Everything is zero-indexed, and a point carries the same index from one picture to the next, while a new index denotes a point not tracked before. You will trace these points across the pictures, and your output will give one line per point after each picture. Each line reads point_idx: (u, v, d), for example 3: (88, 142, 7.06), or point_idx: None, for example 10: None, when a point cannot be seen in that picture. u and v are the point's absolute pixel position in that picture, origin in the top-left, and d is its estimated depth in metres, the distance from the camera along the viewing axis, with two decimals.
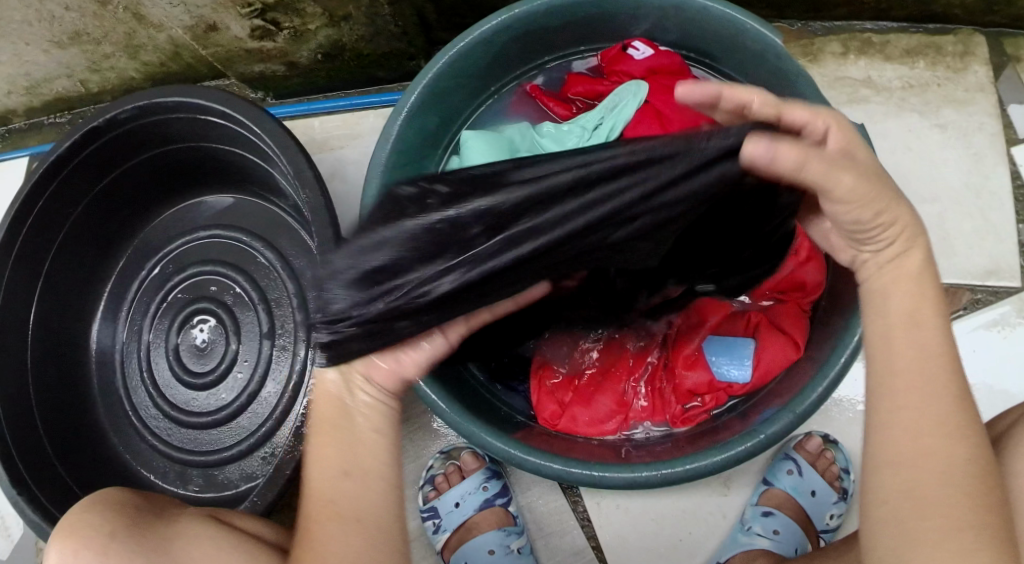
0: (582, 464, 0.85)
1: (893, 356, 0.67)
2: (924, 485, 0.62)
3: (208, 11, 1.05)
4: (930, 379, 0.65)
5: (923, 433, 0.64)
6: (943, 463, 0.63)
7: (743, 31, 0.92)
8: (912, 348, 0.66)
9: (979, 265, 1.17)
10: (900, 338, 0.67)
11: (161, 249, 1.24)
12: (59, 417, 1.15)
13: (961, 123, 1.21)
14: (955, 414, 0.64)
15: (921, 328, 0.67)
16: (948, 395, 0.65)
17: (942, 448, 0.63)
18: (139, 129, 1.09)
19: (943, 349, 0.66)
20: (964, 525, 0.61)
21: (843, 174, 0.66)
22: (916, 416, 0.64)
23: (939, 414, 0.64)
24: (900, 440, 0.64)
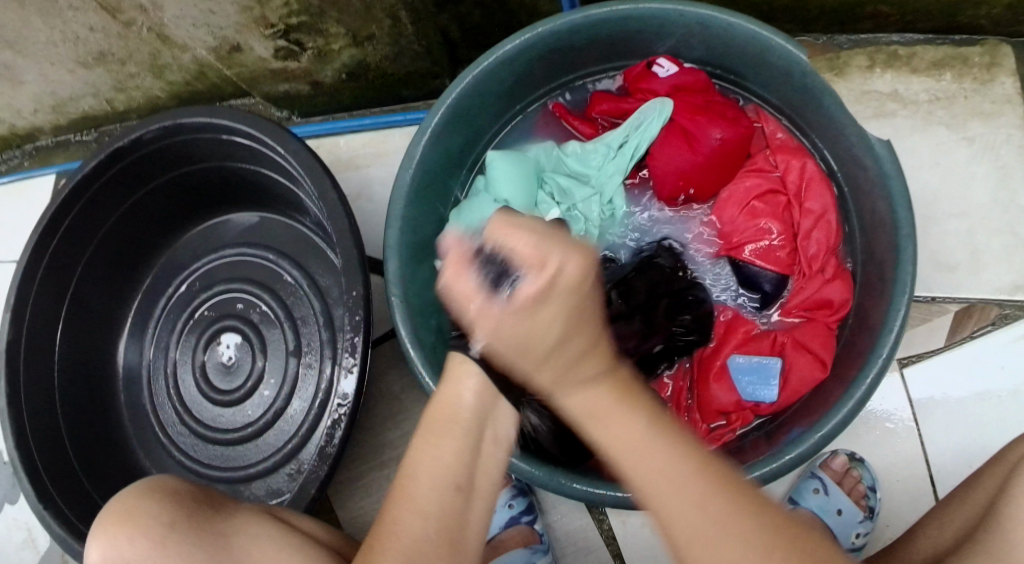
0: (609, 486, 0.85)
1: (560, 382, 0.65)
2: (654, 461, 0.64)
3: (231, 32, 1.06)
4: (571, 354, 0.64)
5: (680, 489, 0.63)
6: (755, 548, 0.62)
7: (768, 48, 0.91)
8: (602, 427, 0.65)
9: (1007, 280, 1.15)
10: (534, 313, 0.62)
11: (188, 268, 1.25)
12: (87, 432, 1.16)
13: (988, 136, 1.19)
14: (684, 465, 0.64)
15: (594, 403, 0.65)
16: (671, 461, 0.64)
17: (625, 423, 0.65)
18: (165, 148, 1.10)
19: (559, 331, 0.62)
20: (704, 501, 0.63)
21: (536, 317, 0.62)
22: (661, 460, 0.64)
23: (685, 480, 0.63)
24: (612, 429, 0.65)
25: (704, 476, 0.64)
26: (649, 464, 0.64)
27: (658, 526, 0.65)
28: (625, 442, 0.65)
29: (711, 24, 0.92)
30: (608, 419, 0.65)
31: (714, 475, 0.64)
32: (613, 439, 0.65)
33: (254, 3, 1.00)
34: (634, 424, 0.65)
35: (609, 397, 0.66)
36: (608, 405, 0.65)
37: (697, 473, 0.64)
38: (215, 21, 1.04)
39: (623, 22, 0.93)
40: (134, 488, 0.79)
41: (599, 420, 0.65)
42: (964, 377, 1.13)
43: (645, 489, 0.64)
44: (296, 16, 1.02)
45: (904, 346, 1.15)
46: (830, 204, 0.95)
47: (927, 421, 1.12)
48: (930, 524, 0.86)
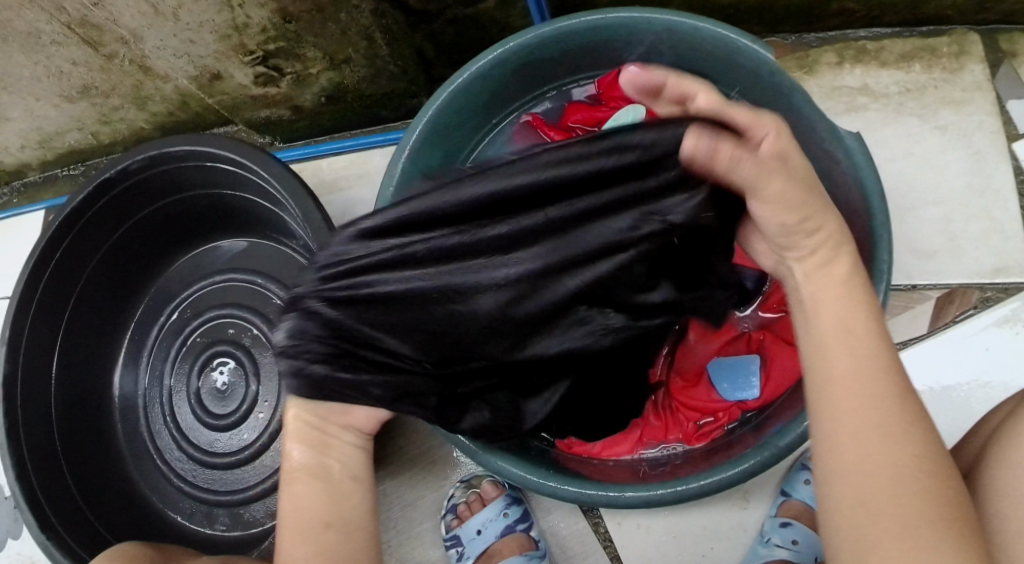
0: (598, 486, 0.86)
1: (831, 327, 0.66)
2: (889, 444, 0.62)
3: (211, 60, 1.08)
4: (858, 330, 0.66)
5: (870, 420, 0.62)
6: (910, 502, 0.60)
7: (736, 49, 0.93)
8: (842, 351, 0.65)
9: (987, 264, 1.17)
10: (828, 307, 0.67)
11: (178, 295, 1.26)
12: (87, 461, 1.17)
13: (960, 124, 1.21)
14: (904, 420, 0.63)
15: (850, 306, 0.67)
16: (900, 402, 0.63)
17: (888, 421, 0.62)
18: (151, 178, 1.12)
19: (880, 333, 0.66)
20: (922, 516, 0.59)
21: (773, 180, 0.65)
22: (887, 433, 0.62)
23: (897, 416, 0.63)
24: (856, 387, 0.64)
25: (912, 426, 0.63)
26: (880, 445, 0.62)
27: (819, 433, 0.65)
28: (848, 383, 0.64)
29: (678, 29, 0.94)
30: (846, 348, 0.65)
31: (915, 444, 0.62)
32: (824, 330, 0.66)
33: (232, 31, 1.02)
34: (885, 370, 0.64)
35: (871, 329, 0.66)
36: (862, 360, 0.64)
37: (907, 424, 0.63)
38: (195, 50, 1.06)
39: (594, 33, 0.95)
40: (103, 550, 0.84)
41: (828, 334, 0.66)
42: (949, 362, 1.15)
43: (841, 411, 0.64)
44: (273, 43, 1.04)
45: (888, 335, 1.17)
46: None
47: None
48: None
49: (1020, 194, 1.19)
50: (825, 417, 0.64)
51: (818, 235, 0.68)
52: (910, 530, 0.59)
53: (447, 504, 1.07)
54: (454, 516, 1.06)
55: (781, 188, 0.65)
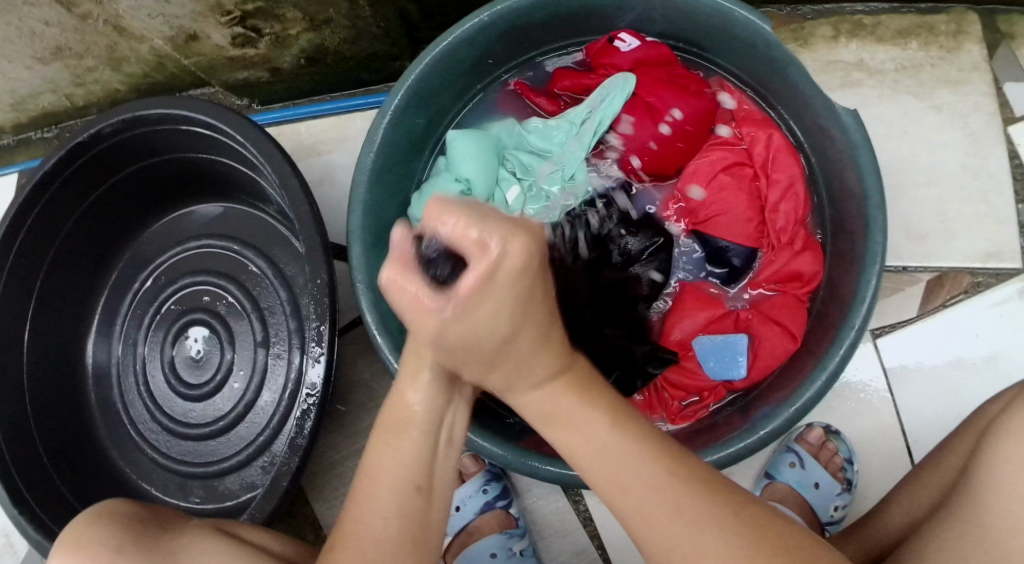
0: (580, 466, 0.83)
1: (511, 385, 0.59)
2: (625, 479, 0.58)
3: (188, 21, 1.04)
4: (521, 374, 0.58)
5: (619, 489, 0.58)
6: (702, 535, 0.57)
7: (731, 20, 0.90)
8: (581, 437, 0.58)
9: (980, 248, 1.15)
10: (513, 366, 0.59)
11: (153, 262, 1.23)
12: (58, 433, 1.13)
13: (956, 104, 1.19)
14: (657, 467, 0.58)
15: (539, 381, 0.58)
16: (626, 434, 0.58)
17: (616, 444, 0.58)
18: (124, 142, 1.08)
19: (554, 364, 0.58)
20: (702, 526, 0.57)
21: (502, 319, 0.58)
22: (616, 454, 0.58)
23: (622, 439, 0.58)
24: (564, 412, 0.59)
25: (647, 444, 0.58)
26: (618, 485, 0.58)
27: (621, 517, 0.59)
28: (600, 448, 0.58)
29: None
30: (565, 403, 0.58)
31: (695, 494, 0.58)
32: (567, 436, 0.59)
33: None
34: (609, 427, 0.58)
35: (571, 380, 0.59)
36: (595, 422, 0.58)
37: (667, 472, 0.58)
38: (172, 9, 1.02)
39: None
40: (82, 515, 0.76)
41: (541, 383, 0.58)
42: (939, 345, 1.13)
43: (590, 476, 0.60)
44: (252, 2, 1.00)
45: (877, 316, 1.14)
46: (797, 176, 0.94)
47: (902, 392, 1.11)
48: (905, 491, 0.86)
49: (1014, 178, 1.17)
50: (594, 480, 0.60)
51: (543, 374, 0.57)
52: (672, 534, 0.57)
53: None
54: None
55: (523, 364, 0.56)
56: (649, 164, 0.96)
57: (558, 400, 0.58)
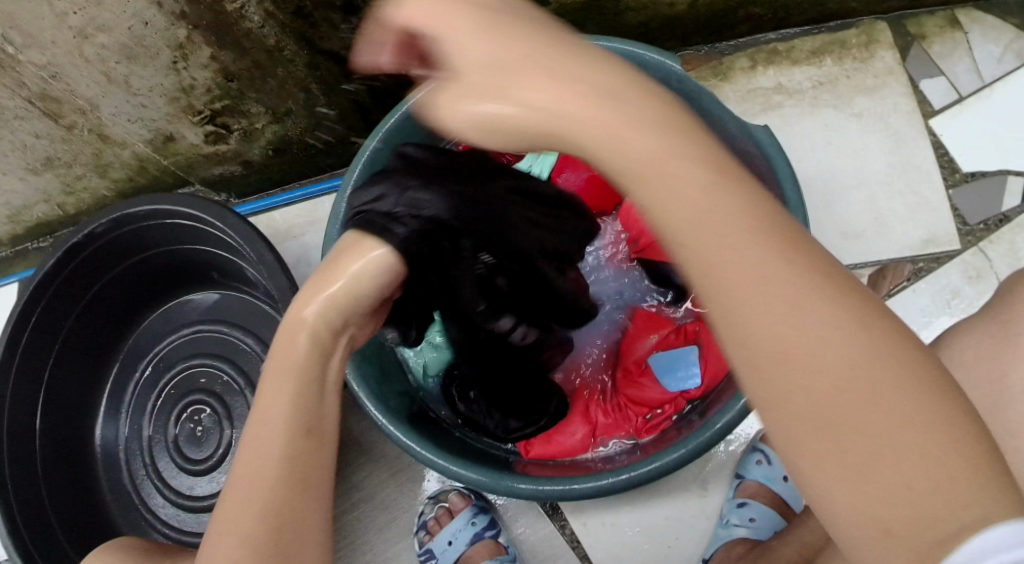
0: (552, 481, 0.90)
1: (660, 190, 0.55)
2: (835, 372, 0.52)
3: (163, 123, 1.14)
4: (727, 220, 0.54)
5: (735, 298, 0.54)
6: (818, 325, 0.53)
7: (644, 64, 1.01)
8: (726, 262, 0.54)
9: (915, 237, 1.24)
10: (694, 190, 0.55)
11: (151, 350, 1.31)
12: (77, 516, 1.20)
13: (875, 109, 1.29)
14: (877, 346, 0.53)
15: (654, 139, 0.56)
16: (794, 261, 0.54)
17: (823, 319, 0.53)
18: (114, 240, 1.16)
19: (719, 207, 0.54)
20: (935, 428, 0.52)
21: (628, 137, 0.56)
22: (788, 295, 0.53)
23: (803, 275, 0.54)
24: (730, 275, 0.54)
25: (833, 302, 0.53)
26: (814, 369, 0.53)
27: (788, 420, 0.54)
28: (704, 203, 0.54)
29: None
30: (697, 195, 0.54)
31: (794, 277, 0.54)
32: (698, 237, 0.54)
33: (180, 93, 1.07)
34: (753, 230, 0.54)
35: (684, 170, 0.55)
36: (693, 172, 0.55)
37: (777, 227, 0.55)
38: (147, 114, 1.11)
39: None
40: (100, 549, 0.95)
41: (662, 163, 0.55)
42: None
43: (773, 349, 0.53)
44: (219, 101, 1.10)
45: None
46: None
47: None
48: None
49: (939, 168, 1.27)
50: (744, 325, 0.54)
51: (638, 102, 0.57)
52: (896, 457, 0.51)
53: (418, 521, 1.13)
54: (425, 532, 1.11)
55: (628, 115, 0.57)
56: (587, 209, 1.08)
57: (713, 193, 0.55)
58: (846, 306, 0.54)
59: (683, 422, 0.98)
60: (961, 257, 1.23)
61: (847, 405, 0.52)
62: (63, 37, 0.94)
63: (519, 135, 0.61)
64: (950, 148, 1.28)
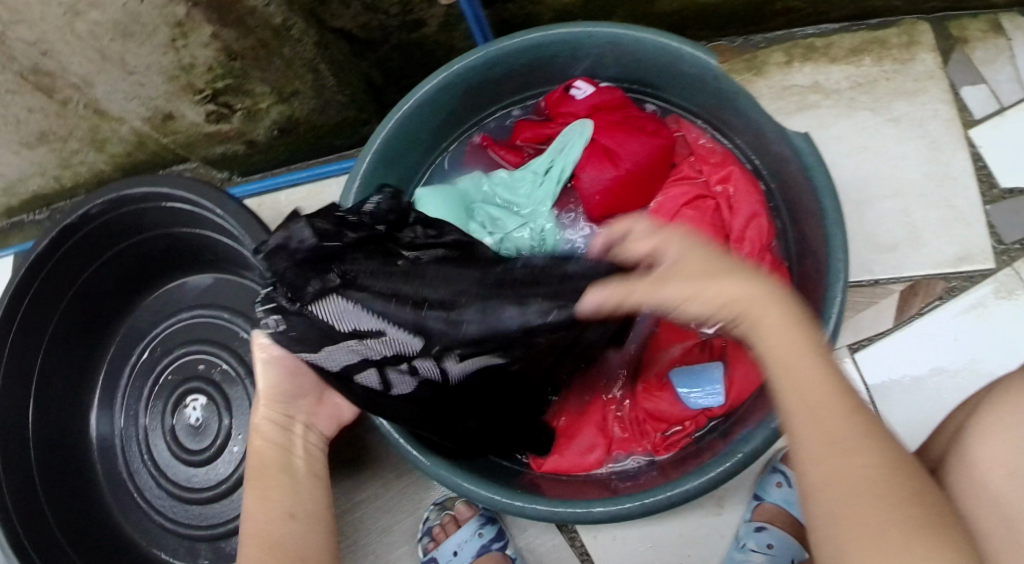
0: (569, 503, 0.85)
1: (777, 351, 0.66)
2: (857, 488, 0.60)
3: (162, 101, 1.09)
4: (818, 384, 0.64)
5: (814, 448, 0.62)
6: (857, 456, 0.61)
7: (678, 57, 0.94)
8: (804, 367, 0.65)
9: (948, 253, 1.18)
10: (775, 325, 0.67)
11: (147, 334, 1.25)
12: (69, 502, 1.16)
13: (913, 114, 1.22)
14: (895, 481, 0.60)
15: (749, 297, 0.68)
16: (847, 404, 0.63)
17: (861, 444, 0.61)
18: (111, 221, 1.11)
19: (832, 383, 0.64)
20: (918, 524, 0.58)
21: (716, 282, 0.68)
22: (858, 441, 0.61)
23: (845, 417, 0.62)
24: (816, 408, 0.63)
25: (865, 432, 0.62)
26: (845, 489, 0.60)
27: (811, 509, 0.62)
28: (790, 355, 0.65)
29: (620, 41, 0.95)
30: (781, 324, 0.67)
31: (851, 419, 0.62)
32: (783, 351, 0.66)
33: (180, 72, 1.03)
34: (817, 372, 0.64)
35: (812, 361, 0.65)
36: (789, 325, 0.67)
37: (832, 376, 0.65)
38: (145, 92, 1.07)
39: (536, 50, 0.96)
40: None
41: (755, 309, 0.67)
42: (916, 348, 1.16)
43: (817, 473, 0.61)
44: (221, 80, 1.05)
45: (853, 331, 1.17)
46: (758, 204, 0.98)
47: (877, 387, 1.15)
48: None
49: (977, 181, 1.20)
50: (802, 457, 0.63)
51: (717, 257, 0.71)
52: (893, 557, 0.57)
53: (422, 527, 1.07)
54: (430, 539, 1.06)
55: (679, 251, 0.72)
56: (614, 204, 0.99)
57: (798, 339, 0.66)
58: (878, 449, 0.61)
59: (705, 443, 0.94)
60: (995, 277, 1.17)
61: (860, 502, 0.59)
62: (51, 12, 0.89)
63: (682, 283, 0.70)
64: (989, 161, 1.21)
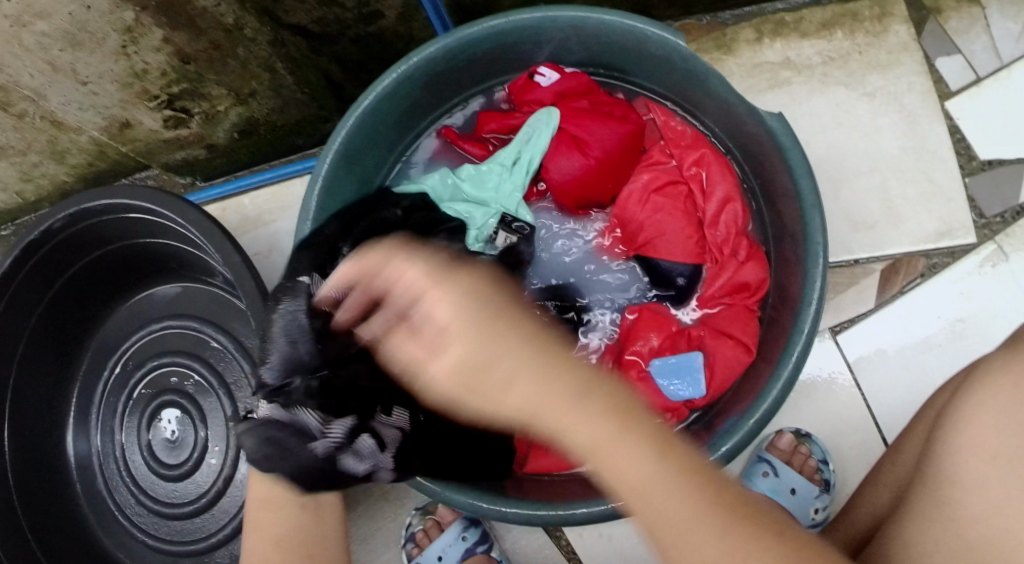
0: (550, 506, 0.84)
1: (550, 415, 0.58)
2: (675, 522, 0.58)
3: (118, 110, 1.06)
4: (615, 435, 0.58)
5: (627, 476, 0.58)
6: (645, 464, 0.58)
7: (646, 39, 0.91)
8: (576, 434, 0.58)
9: (929, 228, 1.16)
10: (565, 406, 0.58)
11: (119, 347, 1.22)
12: (52, 523, 1.13)
13: (888, 88, 1.20)
14: (679, 477, 0.59)
15: (536, 398, 0.59)
16: (607, 427, 0.58)
17: (651, 470, 0.58)
18: (74, 236, 1.08)
19: (607, 424, 0.58)
20: (752, 530, 0.58)
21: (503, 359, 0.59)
22: (639, 459, 0.58)
23: (621, 447, 0.58)
24: (591, 441, 0.58)
25: (635, 441, 0.59)
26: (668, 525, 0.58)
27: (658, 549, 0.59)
28: (547, 404, 0.58)
29: (584, 25, 0.92)
30: (568, 411, 0.58)
31: (622, 414, 0.59)
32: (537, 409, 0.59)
33: (133, 78, 1.00)
34: (597, 414, 0.59)
35: (573, 402, 0.59)
36: (615, 436, 0.58)
37: (614, 402, 0.60)
38: (100, 101, 1.03)
39: (498, 38, 0.93)
40: None
41: (542, 413, 0.58)
42: (901, 326, 1.14)
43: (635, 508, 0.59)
44: (176, 85, 1.02)
45: (835, 312, 1.15)
46: (732, 186, 0.95)
47: (854, 354, 1.13)
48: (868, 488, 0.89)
49: (957, 154, 1.18)
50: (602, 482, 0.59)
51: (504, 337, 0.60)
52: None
53: (405, 532, 1.05)
54: (413, 544, 1.03)
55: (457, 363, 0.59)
56: (584, 194, 0.97)
57: (575, 406, 0.58)
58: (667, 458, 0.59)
59: (688, 434, 0.94)
60: (978, 251, 1.15)
61: (699, 523, 0.58)
62: None
63: (470, 377, 0.60)
64: (967, 134, 1.19)
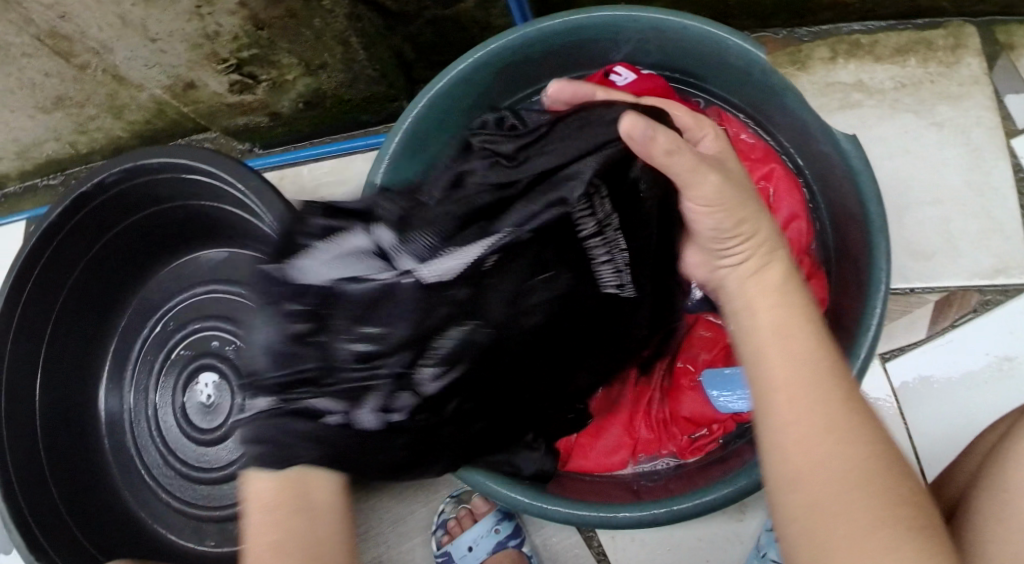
0: (592, 507, 0.83)
1: (748, 322, 0.67)
2: (821, 457, 0.58)
3: (184, 69, 1.06)
4: (807, 363, 0.62)
5: (788, 376, 0.62)
6: (832, 399, 0.60)
7: (726, 48, 0.90)
8: (747, 319, 0.67)
9: (985, 264, 1.14)
10: (767, 312, 0.66)
11: (160, 307, 1.22)
12: (74, 475, 1.14)
13: (957, 119, 1.18)
14: (852, 415, 0.60)
15: (768, 288, 0.68)
16: (811, 353, 0.63)
17: (821, 401, 0.60)
18: (126, 191, 1.08)
19: (813, 342, 0.63)
20: (888, 502, 0.57)
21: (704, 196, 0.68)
22: (812, 387, 0.61)
23: (806, 370, 0.62)
24: (777, 361, 0.63)
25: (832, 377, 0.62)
26: (804, 455, 0.59)
27: (772, 477, 0.60)
28: (768, 298, 0.67)
29: (664, 28, 0.91)
30: (778, 311, 0.66)
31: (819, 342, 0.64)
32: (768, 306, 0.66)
33: (203, 39, 0.99)
34: (801, 331, 0.64)
35: (803, 331, 0.64)
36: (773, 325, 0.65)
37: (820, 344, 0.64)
38: (166, 60, 1.03)
39: (577, 32, 0.92)
40: None
41: (754, 311, 0.67)
42: (949, 360, 1.12)
43: (777, 429, 0.61)
44: (247, 50, 1.02)
45: (885, 339, 1.14)
46: (798, 204, 0.95)
47: (901, 383, 1.12)
48: None
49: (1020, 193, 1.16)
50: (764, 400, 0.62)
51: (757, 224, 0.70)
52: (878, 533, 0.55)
53: (436, 519, 1.05)
54: (444, 532, 1.03)
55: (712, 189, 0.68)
56: None
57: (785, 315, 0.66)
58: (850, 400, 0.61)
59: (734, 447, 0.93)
60: None
61: (844, 470, 0.58)
62: None
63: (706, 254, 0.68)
64: None
